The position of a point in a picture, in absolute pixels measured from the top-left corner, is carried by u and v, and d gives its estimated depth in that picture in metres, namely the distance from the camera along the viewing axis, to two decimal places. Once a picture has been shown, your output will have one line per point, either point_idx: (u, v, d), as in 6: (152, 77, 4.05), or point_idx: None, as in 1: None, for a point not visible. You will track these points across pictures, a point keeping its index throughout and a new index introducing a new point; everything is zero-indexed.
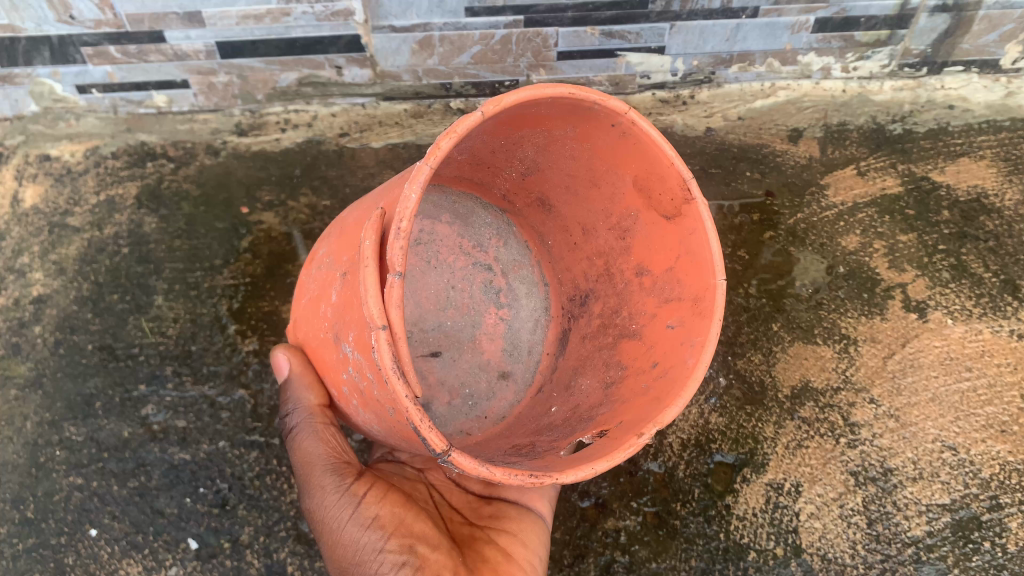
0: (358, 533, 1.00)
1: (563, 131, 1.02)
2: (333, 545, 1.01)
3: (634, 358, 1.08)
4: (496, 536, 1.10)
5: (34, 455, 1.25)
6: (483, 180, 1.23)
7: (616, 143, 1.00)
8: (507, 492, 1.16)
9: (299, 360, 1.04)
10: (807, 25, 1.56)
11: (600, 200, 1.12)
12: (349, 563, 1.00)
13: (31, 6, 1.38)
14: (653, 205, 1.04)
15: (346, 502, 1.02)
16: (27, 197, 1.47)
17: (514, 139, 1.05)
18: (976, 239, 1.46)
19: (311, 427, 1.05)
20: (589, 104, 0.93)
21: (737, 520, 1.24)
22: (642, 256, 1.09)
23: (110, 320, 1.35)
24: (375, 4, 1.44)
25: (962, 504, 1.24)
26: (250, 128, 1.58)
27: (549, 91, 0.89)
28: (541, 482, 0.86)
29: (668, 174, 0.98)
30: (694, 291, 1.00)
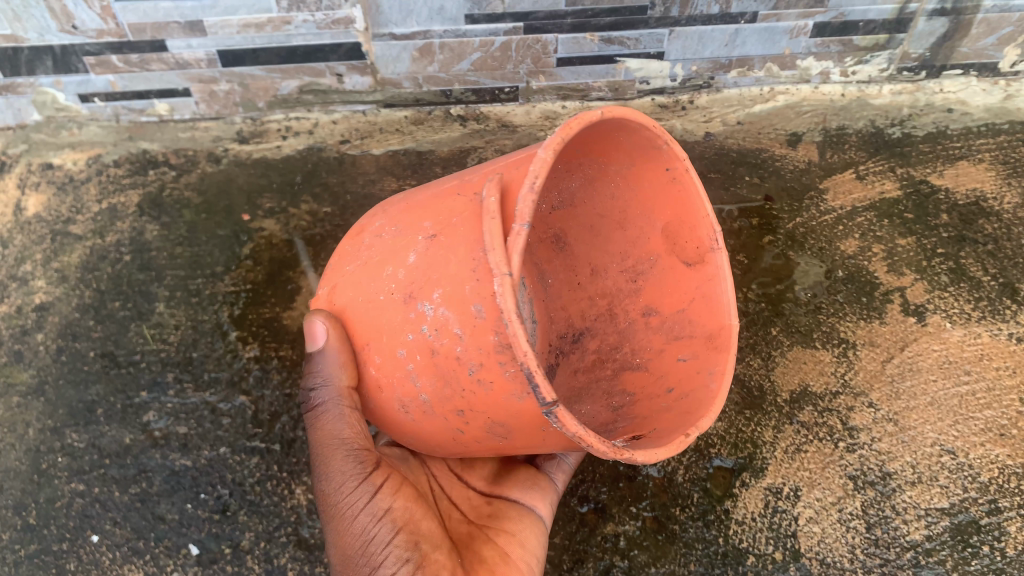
0: (369, 523, 1.00)
1: (620, 159, 1.06)
2: (342, 529, 1.01)
3: (641, 386, 1.08)
4: (495, 536, 1.10)
5: (36, 462, 1.26)
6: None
7: (662, 189, 1.07)
8: (510, 493, 1.16)
9: (339, 329, 0.99)
10: (806, 30, 1.56)
11: (619, 242, 1.16)
12: (354, 552, 1.00)
13: (34, 16, 1.39)
14: (675, 252, 1.10)
15: (363, 491, 1.01)
16: (29, 205, 1.48)
17: (565, 165, 1.09)
18: (975, 242, 1.46)
19: (339, 408, 1.02)
20: (660, 143, 1.01)
21: (737, 524, 1.23)
22: (653, 298, 1.13)
23: (112, 327, 1.36)
24: (375, 12, 1.44)
25: (961, 508, 1.24)
26: (250, 135, 1.60)
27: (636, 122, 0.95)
28: (621, 454, 0.86)
29: (700, 222, 1.06)
30: (709, 328, 1.05)
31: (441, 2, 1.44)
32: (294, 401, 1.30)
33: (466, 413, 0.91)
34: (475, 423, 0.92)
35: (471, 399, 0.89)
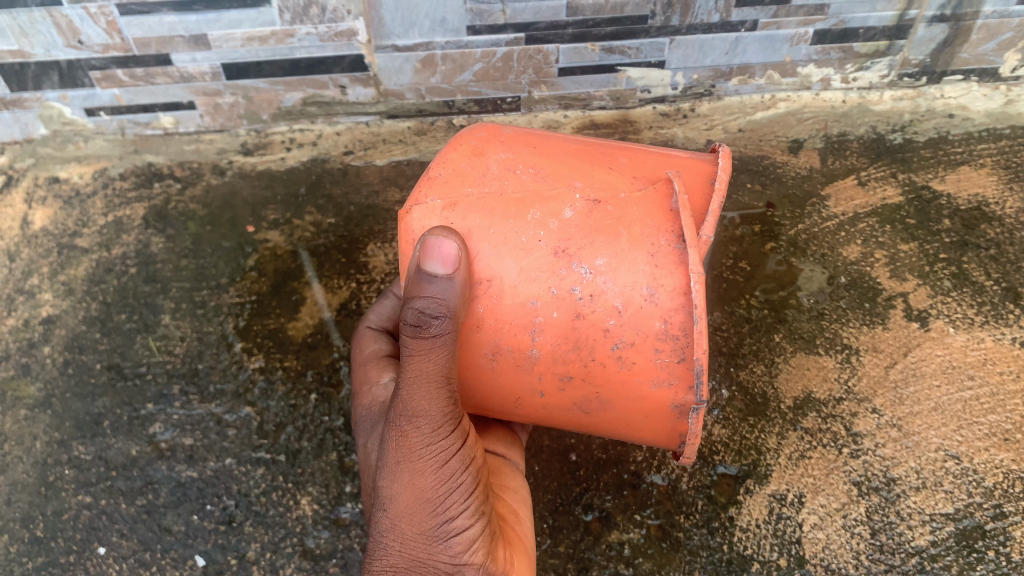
0: (456, 473, 0.87)
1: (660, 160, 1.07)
2: (420, 472, 0.86)
3: None
4: (502, 493, 1.07)
5: (43, 474, 1.26)
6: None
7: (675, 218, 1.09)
8: (493, 448, 1.13)
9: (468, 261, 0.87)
10: (806, 37, 1.57)
11: None
12: (429, 499, 0.86)
13: (41, 32, 1.41)
14: None
15: (456, 436, 0.89)
16: (36, 219, 1.50)
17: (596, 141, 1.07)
18: (977, 247, 1.46)
19: (453, 340, 0.87)
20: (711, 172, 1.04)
21: (741, 531, 1.23)
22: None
23: (118, 339, 1.37)
24: (378, 24, 1.46)
25: (966, 513, 1.22)
26: (254, 147, 1.61)
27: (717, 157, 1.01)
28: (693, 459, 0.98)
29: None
30: None
31: (443, 14, 1.45)
32: (298, 411, 1.30)
33: (571, 381, 0.92)
34: (572, 391, 0.94)
35: (586, 371, 0.91)
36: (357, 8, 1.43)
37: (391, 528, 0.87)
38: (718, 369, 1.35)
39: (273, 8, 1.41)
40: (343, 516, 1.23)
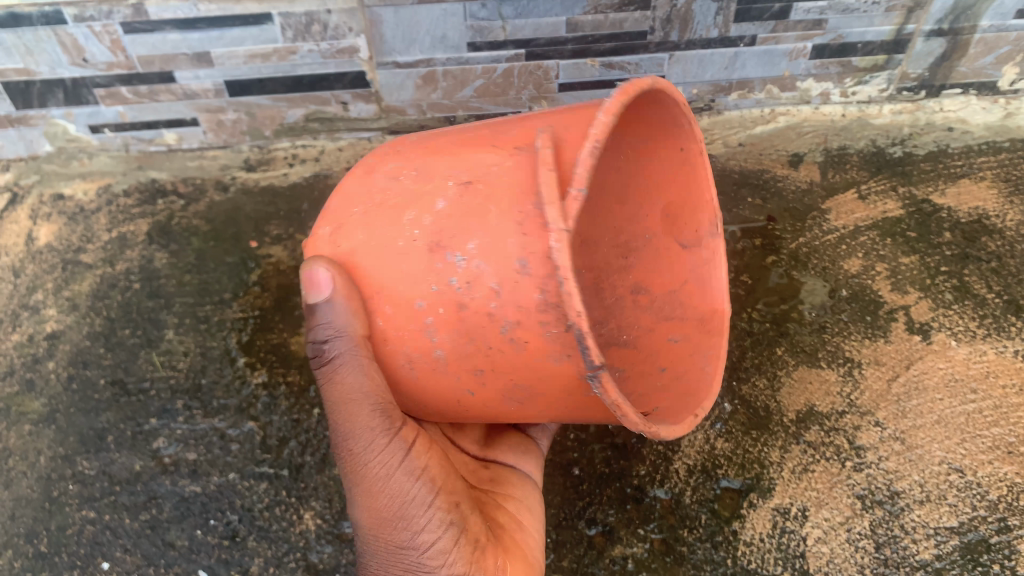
0: (409, 483, 0.96)
1: (638, 129, 1.10)
2: (377, 491, 0.97)
3: (630, 362, 1.10)
4: (504, 502, 1.09)
5: (47, 490, 1.26)
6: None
7: (671, 172, 1.12)
8: (503, 458, 1.16)
9: (344, 280, 0.93)
10: (805, 52, 1.58)
11: (614, 216, 1.21)
12: (389, 512, 0.97)
13: (46, 50, 1.41)
14: (674, 231, 1.16)
15: (395, 448, 0.97)
16: (41, 235, 1.50)
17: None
18: (979, 260, 1.47)
19: (357, 360, 0.94)
20: (687, 125, 1.05)
21: (744, 545, 1.22)
22: (645, 279, 1.18)
23: (122, 354, 1.37)
24: (379, 41, 1.47)
25: (970, 527, 1.22)
26: (258, 163, 1.62)
27: (683, 109, 1.02)
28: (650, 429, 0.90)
29: (703, 210, 1.12)
30: (700, 313, 1.12)
31: (444, 31, 1.47)
32: (302, 426, 1.31)
33: (484, 373, 0.92)
34: (488, 383, 0.93)
35: (492, 360, 0.91)
36: (358, 25, 1.44)
37: (368, 547, 0.99)
38: (720, 383, 1.35)
39: (276, 26, 1.42)
40: (346, 531, 1.24)
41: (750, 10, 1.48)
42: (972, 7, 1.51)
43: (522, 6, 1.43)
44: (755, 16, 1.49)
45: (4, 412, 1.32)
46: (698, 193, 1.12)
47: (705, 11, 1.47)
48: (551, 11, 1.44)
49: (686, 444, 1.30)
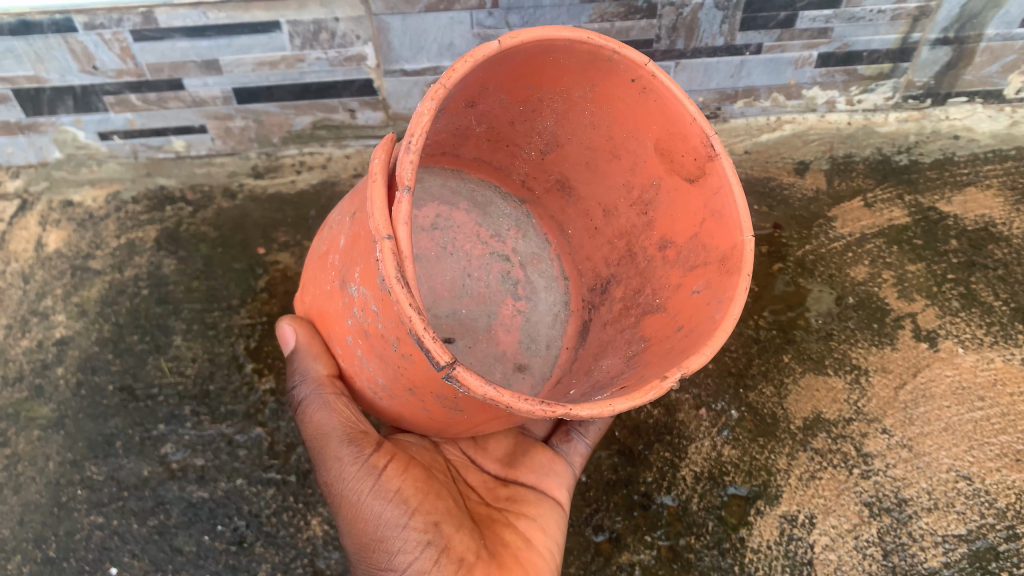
0: (381, 506, 1.02)
1: (583, 80, 1.03)
2: (357, 516, 1.03)
3: (657, 331, 1.05)
4: (515, 520, 1.14)
5: (56, 495, 1.26)
6: (500, 165, 1.28)
7: (636, 102, 1.03)
8: (524, 478, 1.20)
9: (305, 330, 1.07)
10: (810, 60, 1.58)
11: (619, 172, 1.15)
12: (369, 537, 1.02)
13: (56, 57, 1.42)
14: (675, 169, 1.05)
15: (367, 473, 1.03)
16: (50, 241, 1.51)
17: (531, 105, 1.10)
18: (985, 268, 1.47)
19: (322, 398, 1.05)
20: (608, 53, 0.96)
21: (752, 552, 1.23)
22: (667, 229, 1.09)
23: (130, 360, 1.37)
24: (387, 49, 1.48)
25: (979, 534, 1.23)
26: (266, 170, 1.63)
27: (588, 39, 0.94)
28: (553, 411, 0.82)
29: (689, 131, 1.00)
30: (720, 251, 0.99)
31: (451, 39, 1.47)
32: None
33: (416, 389, 0.95)
34: (425, 398, 0.96)
35: (410, 376, 0.93)
36: (366, 33, 1.44)
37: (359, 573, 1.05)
38: (726, 390, 1.34)
39: (284, 34, 1.42)
40: None
41: (756, 18, 1.48)
42: (978, 16, 1.51)
43: (529, 14, 1.43)
44: (761, 24, 1.49)
45: (12, 417, 1.32)
46: (679, 115, 1.00)
47: (711, 19, 1.48)
48: (558, 19, 1.45)
49: (693, 451, 1.30)
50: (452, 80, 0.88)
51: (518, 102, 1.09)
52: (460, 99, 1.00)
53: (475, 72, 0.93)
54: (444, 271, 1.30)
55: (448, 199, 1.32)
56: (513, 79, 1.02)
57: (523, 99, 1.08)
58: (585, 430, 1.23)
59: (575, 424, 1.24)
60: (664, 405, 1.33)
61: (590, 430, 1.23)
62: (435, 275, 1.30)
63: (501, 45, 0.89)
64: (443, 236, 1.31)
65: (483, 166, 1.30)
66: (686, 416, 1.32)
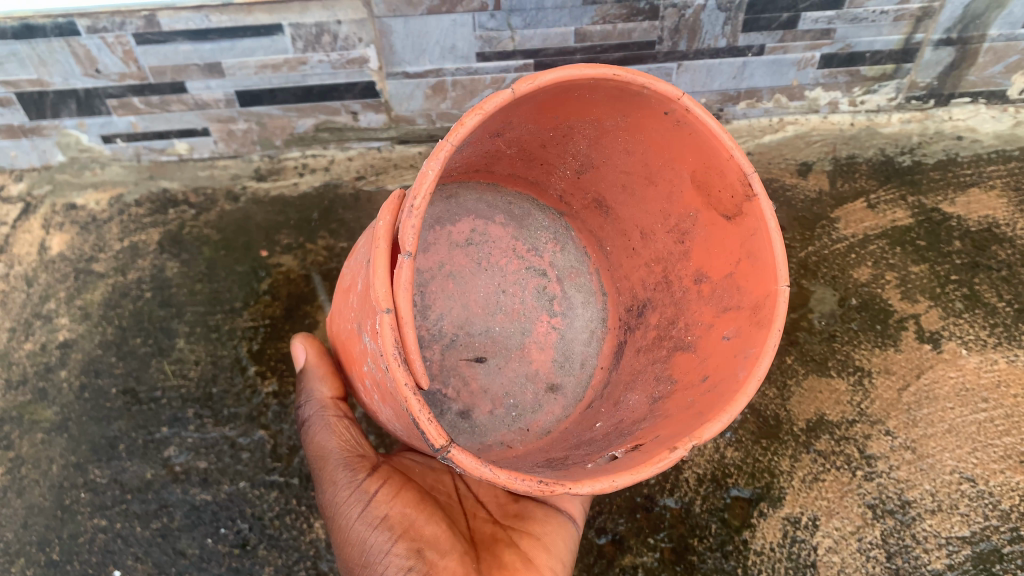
0: (367, 532, 1.03)
1: (613, 111, 1.03)
2: (344, 542, 1.05)
3: (685, 373, 1.08)
4: (519, 539, 1.11)
5: (60, 498, 1.26)
6: (536, 179, 1.29)
7: (671, 135, 1.03)
8: (535, 492, 1.18)
9: (315, 352, 1.16)
10: (813, 61, 1.58)
11: (657, 199, 1.14)
12: (355, 563, 1.03)
13: (59, 61, 1.42)
14: (712, 204, 1.05)
15: (358, 499, 1.05)
16: (54, 244, 1.51)
17: (563, 132, 1.11)
18: (989, 269, 1.47)
19: (322, 420, 1.11)
20: (639, 89, 0.95)
21: (755, 555, 1.23)
22: (703, 260, 1.10)
23: (133, 363, 1.38)
24: (389, 52, 1.48)
25: (983, 536, 1.23)
26: (268, 173, 1.63)
27: (618, 77, 0.93)
28: (550, 490, 0.85)
29: (727, 167, 0.99)
30: (754, 299, 1.00)
31: (453, 42, 1.47)
32: None
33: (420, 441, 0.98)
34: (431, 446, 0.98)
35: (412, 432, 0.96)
36: (368, 36, 1.45)
37: None
38: None
39: (287, 37, 1.43)
40: None
41: (758, 19, 1.48)
42: (981, 16, 1.51)
43: (531, 16, 1.43)
44: (764, 25, 1.49)
45: (16, 420, 1.32)
46: (716, 153, 0.99)
47: (713, 21, 1.48)
48: (560, 21, 1.45)
49: (696, 453, 1.29)
50: (461, 134, 0.89)
51: (549, 129, 1.10)
52: (486, 132, 1.04)
53: (503, 106, 0.95)
54: (479, 287, 1.27)
55: (485, 213, 1.30)
56: (544, 111, 1.03)
57: (553, 127, 1.09)
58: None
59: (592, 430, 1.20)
60: None
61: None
62: (470, 293, 1.26)
63: (523, 88, 0.90)
64: (478, 251, 1.28)
65: (521, 180, 1.31)
66: None
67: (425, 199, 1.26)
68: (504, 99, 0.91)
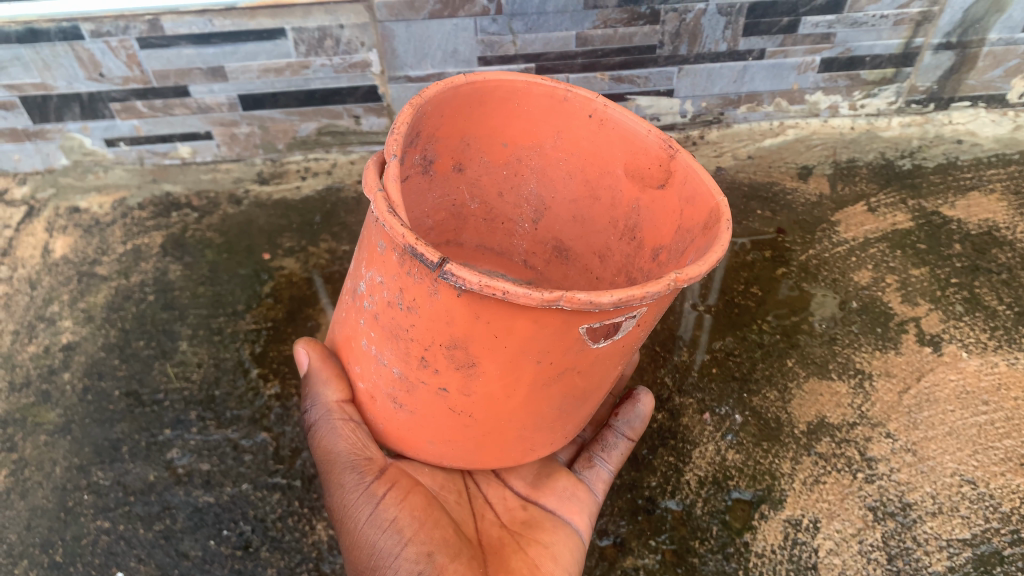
0: (376, 534, 1.03)
1: (550, 130, 1.12)
2: (354, 543, 1.05)
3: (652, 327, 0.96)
4: (527, 545, 1.11)
5: (62, 500, 1.24)
6: (501, 248, 1.34)
7: (597, 141, 1.10)
8: (545, 501, 1.18)
9: (316, 354, 1.14)
10: (813, 66, 1.60)
11: (604, 213, 1.16)
12: (364, 565, 1.03)
13: (63, 65, 1.43)
14: (648, 182, 1.06)
15: (365, 502, 1.06)
16: (57, 247, 1.52)
17: (512, 166, 1.18)
18: (989, 272, 1.47)
19: (330, 422, 1.11)
20: (562, 92, 1.06)
21: (756, 557, 1.20)
22: (657, 240, 1.06)
23: (136, 366, 1.38)
24: (391, 56, 1.48)
25: (983, 538, 1.20)
26: (270, 177, 1.65)
27: (541, 80, 1.06)
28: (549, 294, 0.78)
29: (648, 142, 1.04)
30: (699, 225, 0.96)
31: (455, 46, 1.48)
32: None
33: (428, 356, 0.92)
34: (438, 368, 0.92)
35: (420, 337, 0.90)
36: (371, 40, 1.45)
37: None
38: (730, 395, 1.35)
39: (289, 41, 1.43)
40: None
41: (759, 24, 1.49)
42: (980, 21, 1.52)
43: (532, 20, 1.44)
44: (764, 29, 1.50)
45: (19, 422, 1.31)
46: (640, 136, 1.05)
47: (714, 25, 1.48)
48: (561, 25, 1.45)
49: (697, 457, 1.29)
50: (431, 95, 0.98)
51: (501, 163, 1.18)
52: (449, 154, 1.12)
53: (451, 111, 1.04)
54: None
55: None
56: (492, 131, 1.12)
57: (502, 160, 1.17)
58: (608, 454, 1.23)
59: (599, 449, 1.23)
60: (669, 409, 1.34)
61: (612, 455, 1.23)
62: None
63: (469, 80, 1.02)
64: None
65: (486, 255, 1.35)
66: (690, 420, 1.33)
67: None
68: (454, 91, 1.01)
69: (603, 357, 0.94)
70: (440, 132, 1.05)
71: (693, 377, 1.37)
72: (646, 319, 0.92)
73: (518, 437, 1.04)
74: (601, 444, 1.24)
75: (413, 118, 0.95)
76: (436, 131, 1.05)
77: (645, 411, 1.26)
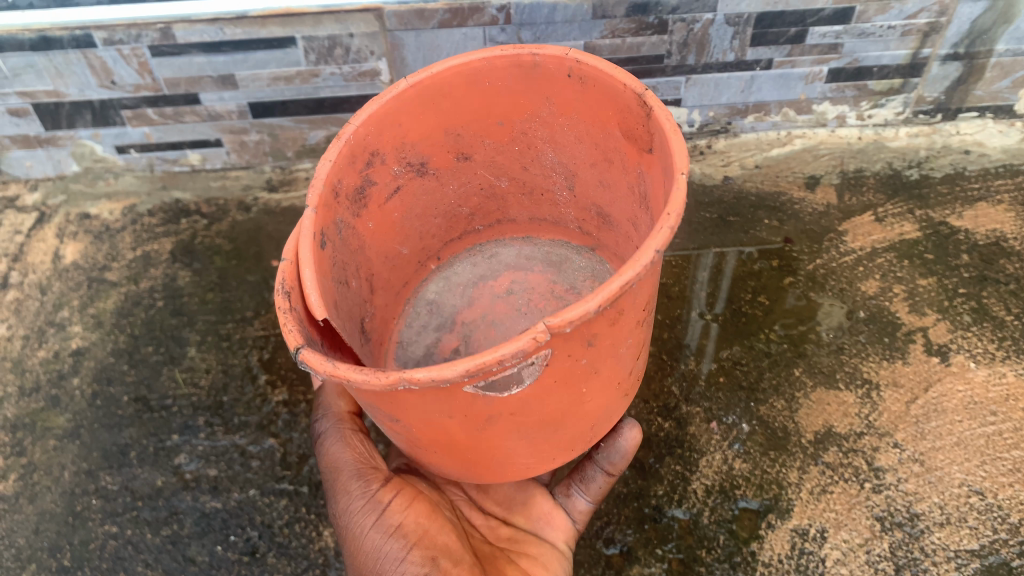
0: (381, 539, 1.04)
1: (539, 97, 1.11)
2: (357, 550, 1.05)
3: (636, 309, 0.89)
4: (518, 558, 1.13)
5: (71, 504, 1.25)
6: (553, 217, 1.32)
7: (586, 99, 1.06)
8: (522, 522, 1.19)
9: None
10: (820, 76, 1.60)
11: (620, 177, 1.11)
12: (368, 571, 1.04)
13: (75, 72, 1.45)
14: (641, 150, 1.01)
15: (371, 509, 1.07)
16: (67, 253, 1.55)
17: (523, 141, 1.19)
18: (997, 282, 1.45)
19: (337, 432, 1.17)
20: (527, 57, 1.05)
21: (763, 566, 1.19)
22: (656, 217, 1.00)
23: (144, 371, 1.39)
24: (400, 65, 1.49)
25: (991, 549, 1.18)
26: (279, 184, 1.66)
27: (503, 53, 1.06)
28: (384, 379, 0.77)
29: (629, 101, 0.99)
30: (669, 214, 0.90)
31: None
32: None
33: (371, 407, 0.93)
34: (388, 420, 0.93)
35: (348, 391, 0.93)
36: (380, 49, 1.46)
37: None
38: (738, 403, 1.35)
39: (299, 50, 1.44)
40: None
41: (766, 33, 1.49)
42: (987, 32, 1.52)
43: (540, 30, 1.44)
44: (771, 40, 1.51)
45: (28, 427, 1.32)
46: (622, 92, 1.00)
47: (722, 35, 1.49)
48: (570, 35, 1.46)
49: (704, 466, 1.29)
50: (360, 118, 1.06)
51: (505, 141, 1.20)
52: (442, 148, 1.18)
53: (411, 113, 1.10)
54: (519, 328, 1.25)
55: (524, 266, 1.34)
56: (477, 115, 1.15)
57: (510, 137, 1.19)
58: (586, 487, 1.17)
59: (577, 479, 1.17)
60: (676, 418, 1.35)
61: (591, 488, 1.16)
62: (510, 335, 1.24)
63: (411, 83, 1.07)
64: (517, 300, 1.29)
65: (547, 227, 1.35)
66: (697, 429, 1.33)
67: (467, 260, 1.36)
68: (399, 97, 1.08)
69: (535, 399, 0.86)
70: (407, 136, 1.13)
71: (699, 387, 1.38)
72: (579, 350, 0.83)
73: (509, 461, 0.99)
74: (580, 474, 1.17)
75: (344, 148, 1.04)
76: (401, 138, 1.12)
77: (627, 447, 1.14)
